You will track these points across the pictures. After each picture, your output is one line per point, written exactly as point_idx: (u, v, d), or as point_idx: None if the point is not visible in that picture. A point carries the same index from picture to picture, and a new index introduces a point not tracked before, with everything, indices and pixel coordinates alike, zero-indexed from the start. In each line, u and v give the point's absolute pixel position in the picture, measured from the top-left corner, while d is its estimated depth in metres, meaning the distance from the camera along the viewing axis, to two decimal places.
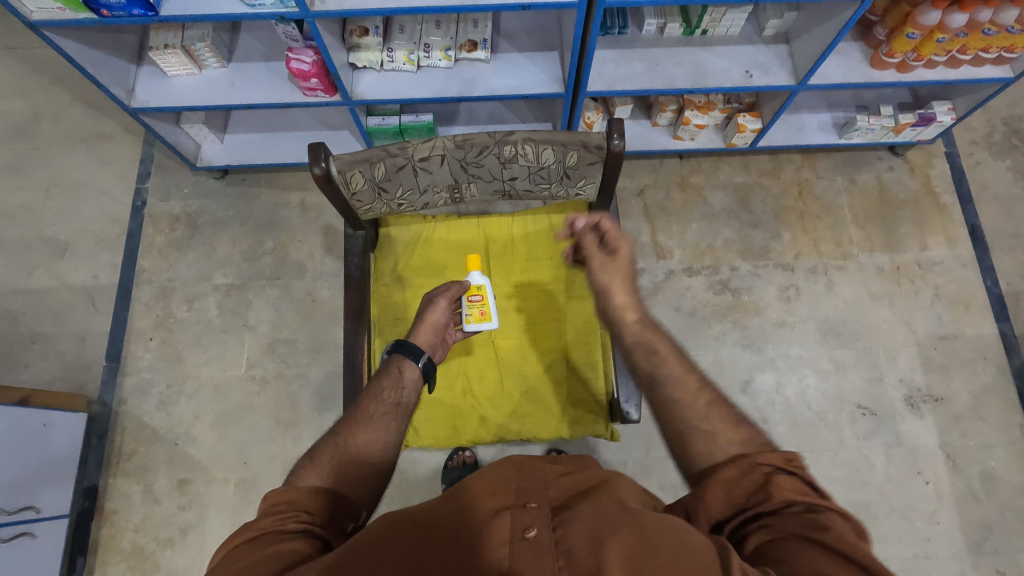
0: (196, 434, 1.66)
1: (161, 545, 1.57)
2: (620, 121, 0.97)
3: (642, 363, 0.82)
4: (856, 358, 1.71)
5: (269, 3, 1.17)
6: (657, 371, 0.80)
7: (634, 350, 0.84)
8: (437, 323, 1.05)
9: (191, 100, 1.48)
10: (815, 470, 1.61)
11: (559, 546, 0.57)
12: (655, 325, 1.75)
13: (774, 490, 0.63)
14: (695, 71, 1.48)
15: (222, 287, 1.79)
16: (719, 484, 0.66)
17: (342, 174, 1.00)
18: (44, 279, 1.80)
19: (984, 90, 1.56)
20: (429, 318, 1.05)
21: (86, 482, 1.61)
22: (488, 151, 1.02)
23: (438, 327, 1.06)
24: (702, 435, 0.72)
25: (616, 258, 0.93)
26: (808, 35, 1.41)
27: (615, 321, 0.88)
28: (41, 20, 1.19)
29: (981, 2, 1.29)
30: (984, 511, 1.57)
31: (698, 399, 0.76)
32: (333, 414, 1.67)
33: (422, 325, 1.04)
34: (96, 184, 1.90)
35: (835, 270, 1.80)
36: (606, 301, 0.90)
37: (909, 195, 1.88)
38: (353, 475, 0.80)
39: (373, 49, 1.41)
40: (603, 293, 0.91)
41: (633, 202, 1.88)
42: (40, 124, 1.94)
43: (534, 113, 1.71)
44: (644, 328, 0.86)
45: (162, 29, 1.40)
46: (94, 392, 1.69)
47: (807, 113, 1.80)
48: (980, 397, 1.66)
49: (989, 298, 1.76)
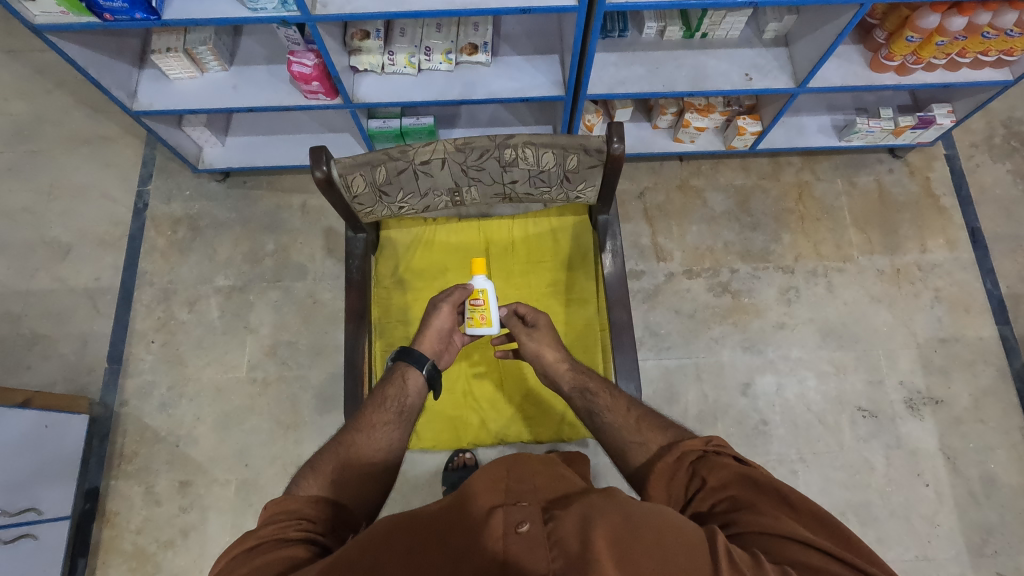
0: (197, 436, 1.67)
1: (162, 547, 1.57)
2: (619, 125, 0.98)
3: (580, 401, 0.95)
4: (856, 360, 1.72)
5: (270, 7, 1.17)
6: (592, 404, 0.93)
7: (573, 396, 0.97)
8: (442, 329, 1.05)
9: (193, 103, 1.49)
10: (815, 472, 1.61)
11: (551, 538, 0.58)
12: (656, 327, 1.76)
13: (703, 476, 0.72)
14: (695, 74, 1.48)
15: (223, 289, 1.80)
16: (660, 480, 0.75)
17: (343, 177, 1.00)
18: (46, 281, 1.80)
19: (983, 93, 1.57)
20: (434, 325, 1.04)
21: (87, 484, 1.62)
22: (488, 154, 1.02)
23: (442, 333, 1.06)
24: (636, 446, 0.82)
25: (538, 328, 1.06)
26: (808, 38, 1.41)
27: (553, 376, 1.01)
28: (45, 24, 1.20)
29: (980, 5, 1.30)
30: (984, 514, 1.57)
31: (628, 419, 0.87)
32: (334, 416, 1.67)
33: (428, 332, 1.04)
34: (98, 186, 1.90)
35: (835, 273, 1.81)
36: (540, 363, 1.03)
37: (909, 198, 1.88)
38: (355, 486, 0.81)
39: (375, 52, 1.41)
40: (535, 359, 1.04)
41: (633, 205, 1.89)
42: (43, 126, 1.95)
43: (534, 116, 1.72)
44: (577, 375, 0.99)
45: (164, 33, 1.41)
46: (95, 394, 1.70)
47: (806, 116, 1.80)
48: (980, 400, 1.66)
49: (989, 300, 1.76)
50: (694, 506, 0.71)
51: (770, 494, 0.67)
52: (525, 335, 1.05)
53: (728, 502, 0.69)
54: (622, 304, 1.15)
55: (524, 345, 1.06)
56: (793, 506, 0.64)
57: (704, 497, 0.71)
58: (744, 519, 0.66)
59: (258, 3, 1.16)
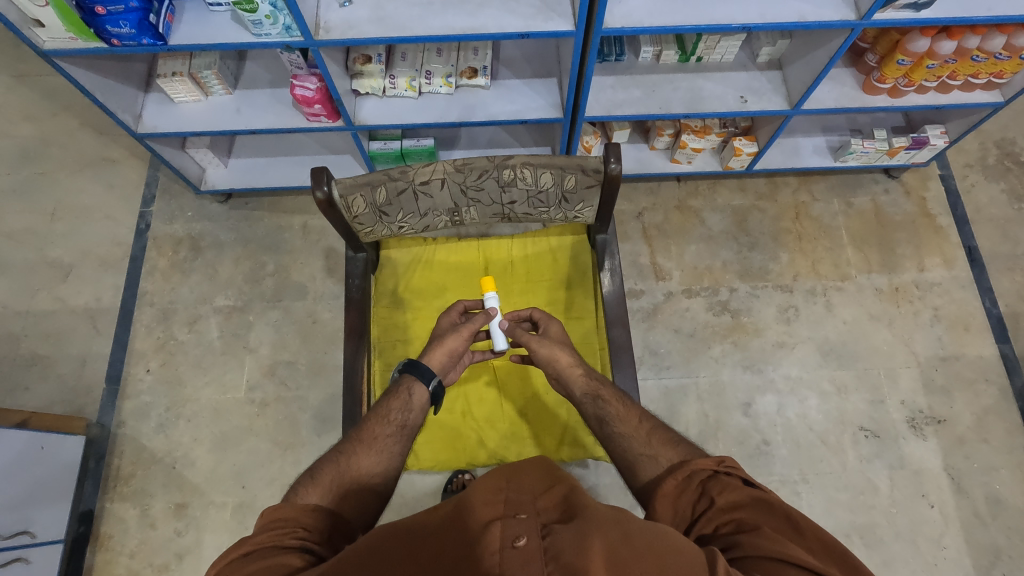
0: (194, 458, 1.66)
1: (156, 571, 1.55)
2: (616, 146, 0.99)
3: (591, 407, 0.94)
4: (856, 379, 1.71)
5: (274, 32, 1.20)
6: (603, 412, 0.92)
7: (584, 402, 0.96)
8: (455, 348, 1.03)
9: (197, 126, 1.51)
10: (818, 492, 1.60)
11: (548, 552, 0.57)
12: (655, 347, 1.76)
13: (712, 495, 0.71)
14: (691, 97, 1.51)
15: (223, 309, 1.80)
16: (666, 498, 0.74)
17: (343, 198, 1.01)
18: (46, 301, 1.81)
19: (975, 115, 1.60)
20: (447, 343, 1.02)
21: (82, 506, 1.60)
22: (487, 174, 1.03)
23: (455, 352, 1.03)
24: (646, 459, 0.82)
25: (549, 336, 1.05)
26: (802, 60, 1.43)
27: (565, 380, 1.00)
28: (53, 49, 1.23)
29: (968, 29, 1.33)
30: (990, 535, 1.54)
31: (640, 430, 0.87)
32: (332, 436, 1.66)
33: (439, 347, 1.02)
34: (101, 208, 1.92)
35: (834, 291, 1.81)
36: (554, 368, 1.02)
37: (906, 217, 1.89)
38: (353, 498, 0.80)
39: (376, 77, 1.44)
40: (548, 364, 1.02)
41: (632, 224, 1.90)
42: (47, 150, 1.97)
43: (533, 138, 1.74)
44: (590, 381, 0.98)
45: (169, 58, 1.44)
46: (92, 415, 1.69)
47: (802, 137, 1.83)
48: (983, 419, 1.66)
49: (988, 319, 1.76)
50: (698, 527, 0.70)
51: (778, 516, 0.66)
52: (535, 342, 1.03)
53: (734, 524, 0.68)
54: (621, 323, 1.15)
55: (535, 352, 1.04)
56: (800, 531, 0.64)
57: (710, 517, 0.70)
58: (748, 541, 0.65)
59: (263, 28, 1.19)
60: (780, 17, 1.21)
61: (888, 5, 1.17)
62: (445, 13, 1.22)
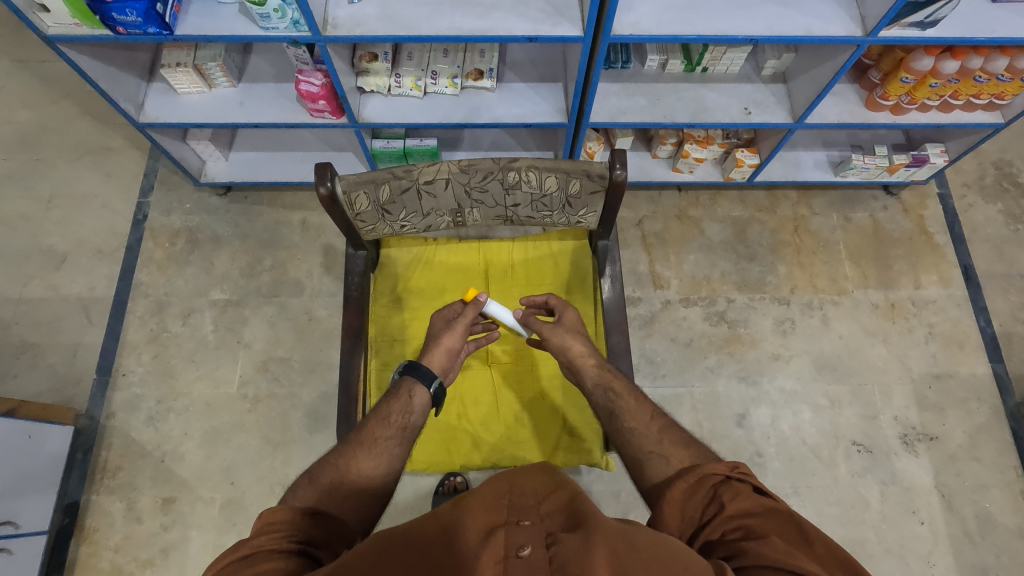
0: (184, 452, 1.64)
1: (139, 566, 1.53)
2: (622, 152, 0.99)
3: (602, 399, 0.94)
4: (850, 395, 1.71)
5: (281, 27, 1.19)
6: (615, 405, 0.92)
7: (595, 393, 0.96)
8: (452, 347, 1.03)
9: (198, 117, 1.50)
10: (809, 504, 1.60)
11: (553, 562, 0.56)
12: (651, 355, 1.75)
13: (723, 502, 0.70)
14: (695, 106, 1.51)
15: (219, 303, 1.79)
16: (674, 502, 0.74)
17: (346, 195, 1.01)
18: (39, 289, 1.79)
19: (974, 135, 1.61)
20: (444, 343, 1.02)
21: (67, 498, 1.57)
22: (492, 176, 1.03)
23: (453, 351, 1.03)
24: (656, 459, 0.82)
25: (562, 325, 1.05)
26: (805, 75, 1.44)
27: (576, 369, 0.99)
28: (57, 35, 1.22)
29: (972, 50, 1.33)
30: (980, 554, 1.55)
31: (651, 427, 0.86)
32: (324, 434, 1.65)
33: (437, 347, 1.02)
34: (98, 196, 1.90)
35: (831, 305, 1.82)
36: (565, 356, 1.01)
37: (904, 235, 1.90)
38: (351, 503, 0.79)
39: (382, 74, 1.44)
40: (560, 353, 1.02)
41: (631, 232, 1.90)
42: (46, 137, 1.96)
43: (536, 142, 1.75)
44: (603, 372, 0.97)
45: (175, 48, 1.43)
46: (81, 406, 1.67)
47: (803, 151, 1.84)
48: (975, 437, 1.66)
49: (983, 338, 1.77)
50: (706, 532, 0.69)
51: (791, 528, 0.66)
52: (548, 330, 1.04)
53: (742, 531, 0.67)
54: (620, 330, 1.14)
55: (548, 341, 1.04)
56: (810, 543, 0.63)
57: (718, 523, 0.69)
58: (755, 550, 0.64)
59: (270, 22, 1.18)
60: (786, 30, 1.21)
61: (894, 23, 1.18)
62: (453, 14, 1.22)
